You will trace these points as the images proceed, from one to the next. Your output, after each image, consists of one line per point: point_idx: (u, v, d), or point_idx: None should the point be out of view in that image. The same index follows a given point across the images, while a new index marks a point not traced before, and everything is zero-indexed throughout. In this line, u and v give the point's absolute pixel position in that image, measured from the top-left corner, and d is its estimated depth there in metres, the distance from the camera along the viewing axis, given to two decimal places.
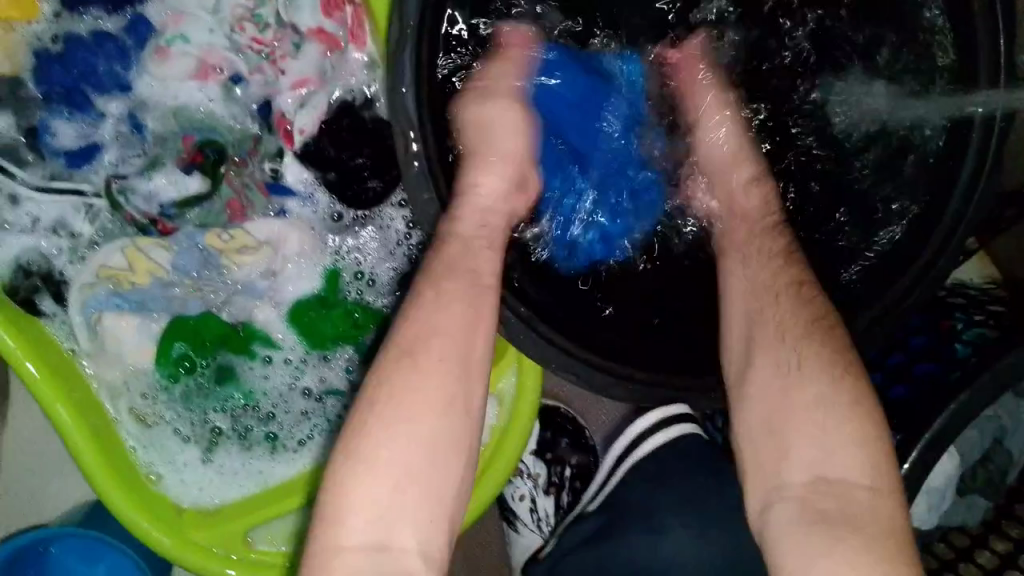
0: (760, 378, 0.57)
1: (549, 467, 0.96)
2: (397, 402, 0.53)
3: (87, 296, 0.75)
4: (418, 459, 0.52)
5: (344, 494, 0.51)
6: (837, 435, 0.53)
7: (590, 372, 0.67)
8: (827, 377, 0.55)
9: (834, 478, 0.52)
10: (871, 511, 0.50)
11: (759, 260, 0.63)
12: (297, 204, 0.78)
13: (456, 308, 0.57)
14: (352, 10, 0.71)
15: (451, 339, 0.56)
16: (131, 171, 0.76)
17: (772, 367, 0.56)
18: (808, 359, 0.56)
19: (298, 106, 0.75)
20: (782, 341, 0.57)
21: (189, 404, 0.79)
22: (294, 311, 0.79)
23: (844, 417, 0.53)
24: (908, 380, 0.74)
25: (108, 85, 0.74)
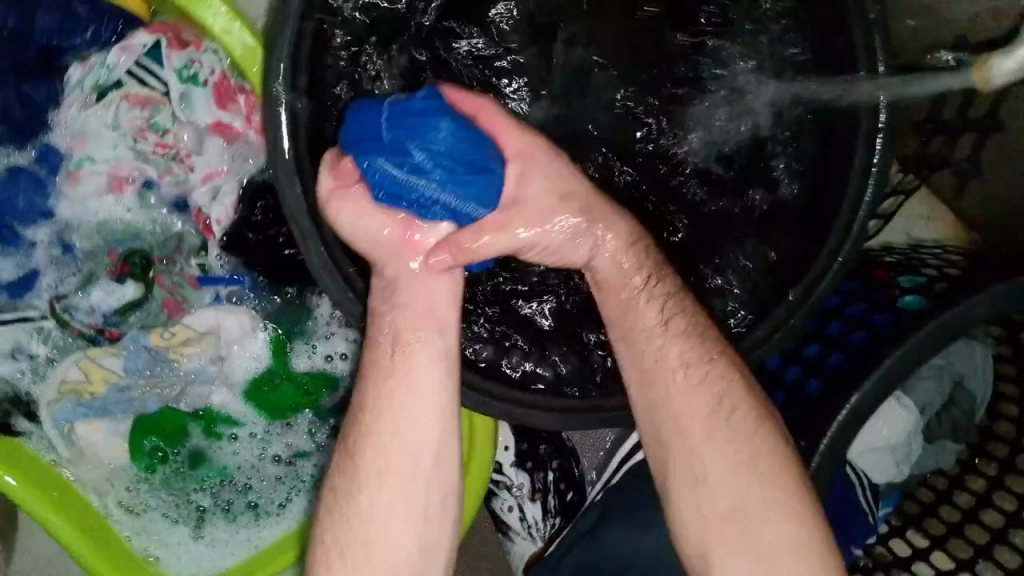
0: (685, 467, 0.62)
1: (531, 475, 0.98)
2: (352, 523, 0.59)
3: (55, 410, 0.79)
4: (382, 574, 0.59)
5: None
6: (772, 529, 0.59)
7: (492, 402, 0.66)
8: (737, 476, 0.60)
9: None
10: None
11: (662, 375, 0.64)
12: (228, 288, 0.81)
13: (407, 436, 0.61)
14: (245, 97, 0.76)
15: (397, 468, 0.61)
16: (70, 288, 0.80)
17: (701, 461, 0.62)
18: (719, 454, 0.61)
19: (211, 198, 0.78)
20: (693, 439, 0.62)
21: (171, 489, 0.83)
22: (247, 388, 0.83)
23: (761, 496, 0.60)
24: (842, 349, 0.71)
25: (31, 216, 0.78)
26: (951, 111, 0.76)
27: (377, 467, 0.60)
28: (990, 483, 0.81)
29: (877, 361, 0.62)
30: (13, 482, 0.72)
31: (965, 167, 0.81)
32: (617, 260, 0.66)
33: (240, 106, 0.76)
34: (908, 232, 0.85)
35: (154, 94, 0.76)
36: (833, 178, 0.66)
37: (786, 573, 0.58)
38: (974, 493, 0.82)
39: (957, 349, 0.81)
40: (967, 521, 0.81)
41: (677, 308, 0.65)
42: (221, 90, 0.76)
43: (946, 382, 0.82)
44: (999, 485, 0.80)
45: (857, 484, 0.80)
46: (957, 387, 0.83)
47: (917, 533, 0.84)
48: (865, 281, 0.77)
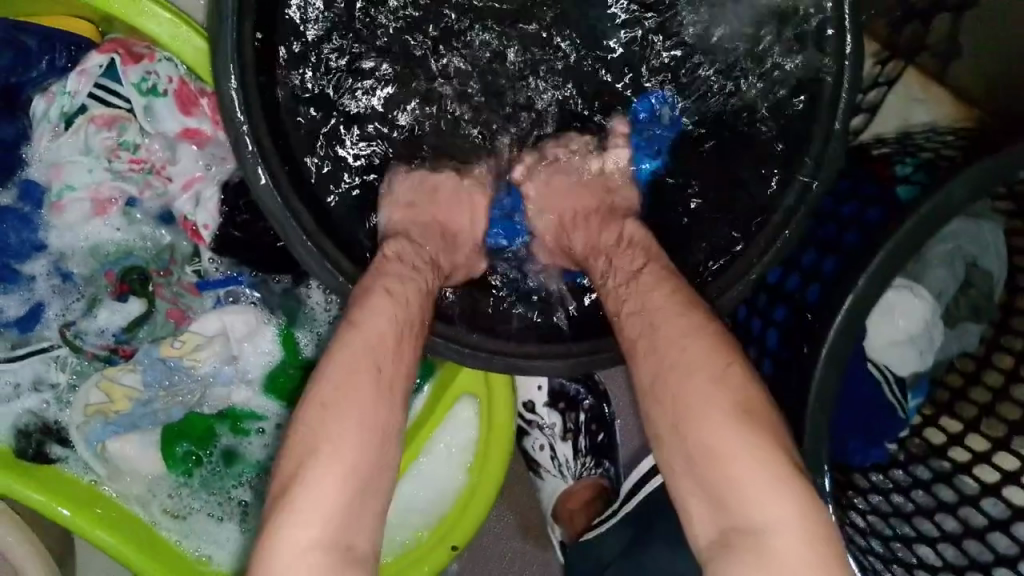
0: (647, 399, 0.57)
1: (563, 415, 0.98)
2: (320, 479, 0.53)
3: (86, 432, 0.81)
4: (332, 533, 0.51)
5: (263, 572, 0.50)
6: (729, 431, 0.52)
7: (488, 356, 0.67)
8: (704, 391, 0.54)
9: (747, 520, 0.49)
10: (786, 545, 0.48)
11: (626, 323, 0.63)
12: (231, 290, 0.82)
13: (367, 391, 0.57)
14: (207, 99, 0.77)
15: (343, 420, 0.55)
16: (77, 313, 0.82)
17: (667, 384, 0.56)
18: (678, 374, 0.56)
19: (194, 205, 0.80)
20: (659, 364, 0.57)
21: (211, 489, 0.85)
22: (264, 381, 0.85)
23: (721, 412, 0.53)
24: (835, 252, 0.70)
25: (26, 252, 0.79)
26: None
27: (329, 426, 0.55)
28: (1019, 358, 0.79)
29: (871, 254, 0.62)
30: (67, 513, 0.75)
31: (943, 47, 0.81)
32: (595, 241, 0.72)
33: (205, 108, 0.78)
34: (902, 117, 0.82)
35: (118, 113, 0.78)
36: (806, 83, 0.67)
37: (755, 494, 0.50)
38: (1003, 370, 0.80)
39: (968, 231, 0.80)
40: (1000, 399, 0.79)
41: (635, 263, 0.66)
42: (182, 95, 0.77)
43: (959, 266, 0.82)
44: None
45: (883, 382, 0.81)
46: (972, 269, 0.82)
47: (950, 419, 0.82)
48: (861, 176, 0.76)
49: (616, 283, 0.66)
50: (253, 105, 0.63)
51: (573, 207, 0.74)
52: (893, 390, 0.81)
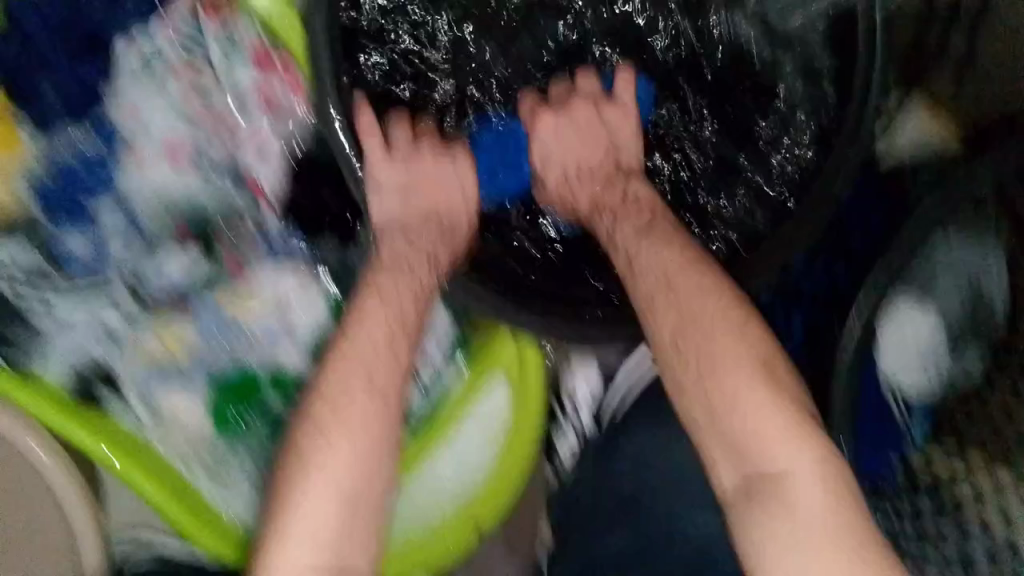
0: (670, 361, 0.62)
1: (597, 411, 0.89)
2: (337, 438, 0.63)
3: (134, 376, 0.82)
4: (352, 484, 0.61)
5: (292, 521, 0.59)
6: (752, 387, 0.58)
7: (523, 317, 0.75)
8: (737, 359, 0.59)
9: (774, 472, 0.54)
10: (804, 496, 0.53)
11: (639, 282, 0.67)
12: (287, 246, 0.84)
13: (379, 340, 0.69)
14: (285, 61, 0.78)
15: (372, 359, 0.67)
16: (138, 257, 0.84)
17: (701, 334, 0.62)
18: (714, 330, 0.61)
19: (259, 160, 0.81)
20: (698, 320, 0.62)
21: (257, 458, 0.83)
22: (314, 343, 0.85)
23: (756, 376, 0.58)
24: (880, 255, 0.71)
25: (97, 191, 0.82)
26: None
27: (360, 368, 0.66)
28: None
29: None
30: (109, 458, 0.73)
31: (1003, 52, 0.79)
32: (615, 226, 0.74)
33: (280, 70, 0.79)
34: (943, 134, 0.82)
35: (195, 66, 0.80)
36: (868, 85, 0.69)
37: (784, 451, 0.55)
38: None
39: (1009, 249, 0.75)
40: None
41: (642, 218, 0.73)
42: (258, 55, 0.78)
43: (1003, 289, 0.75)
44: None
45: (891, 399, 0.79)
46: (1017, 293, 0.75)
47: (975, 453, 0.76)
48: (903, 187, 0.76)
49: (667, 260, 0.67)
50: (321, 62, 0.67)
51: (568, 161, 0.79)
52: (899, 405, 0.78)
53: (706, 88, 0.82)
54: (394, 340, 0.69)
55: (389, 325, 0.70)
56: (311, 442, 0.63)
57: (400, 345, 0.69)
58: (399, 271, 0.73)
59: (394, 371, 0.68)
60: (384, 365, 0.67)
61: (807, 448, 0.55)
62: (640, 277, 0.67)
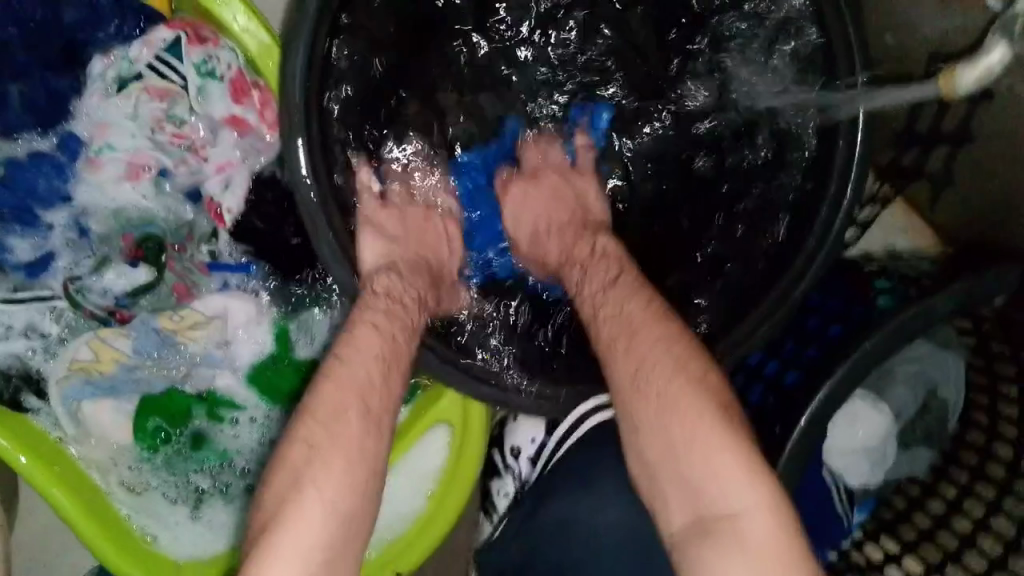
0: (633, 401, 0.62)
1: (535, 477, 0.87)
2: (331, 453, 0.58)
3: (64, 388, 0.81)
4: (347, 503, 0.57)
5: (282, 529, 0.54)
6: (704, 424, 0.57)
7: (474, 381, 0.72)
8: (685, 402, 0.59)
9: (726, 512, 0.54)
10: (751, 531, 0.52)
11: (613, 330, 0.67)
12: (239, 277, 0.85)
13: (375, 381, 0.65)
14: (260, 92, 0.81)
15: (353, 395, 0.62)
16: (84, 271, 0.83)
17: (657, 384, 0.61)
18: (664, 378, 0.61)
19: (223, 188, 0.82)
20: (655, 370, 0.62)
21: (173, 470, 0.85)
22: (252, 372, 0.86)
23: (706, 421, 0.58)
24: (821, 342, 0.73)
25: (51, 199, 0.81)
26: (926, 122, 0.78)
27: (346, 399, 0.62)
28: (988, 507, 0.76)
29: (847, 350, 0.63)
30: (24, 460, 0.74)
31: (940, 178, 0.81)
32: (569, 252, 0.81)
33: (254, 102, 0.81)
34: (883, 241, 0.87)
35: (172, 89, 0.80)
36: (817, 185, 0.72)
37: (735, 489, 0.54)
38: (949, 499, 0.79)
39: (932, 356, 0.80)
40: (938, 527, 0.78)
41: (609, 275, 0.74)
42: (236, 84, 0.80)
43: (922, 391, 0.80)
44: (934, 489, 0.80)
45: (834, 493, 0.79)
46: (933, 395, 0.80)
47: (890, 538, 0.79)
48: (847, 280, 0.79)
49: (635, 313, 0.67)
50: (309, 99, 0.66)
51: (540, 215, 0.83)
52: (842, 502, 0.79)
53: (667, 172, 0.86)
54: (388, 377, 0.65)
55: (380, 360, 0.66)
56: (303, 457, 0.58)
57: (393, 383, 0.66)
58: (382, 317, 0.68)
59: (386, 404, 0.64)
60: (371, 396, 0.63)
61: (758, 489, 0.54)
62: (597, 322, 0.70)
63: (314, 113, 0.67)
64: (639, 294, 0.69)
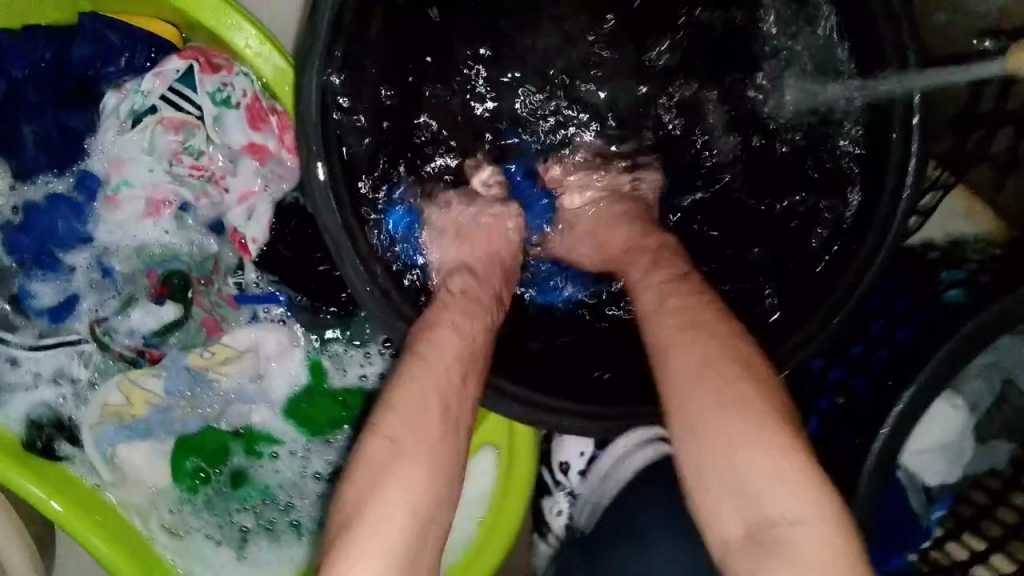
0: (685, 399, 0.52)
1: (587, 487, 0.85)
2: (410, 460, 0.51)
3: (97, 433, 0.80)
4: (429, 506, 0.50)
5: (352, 541, 0.47)
6: (742, 401, 0.50)
7: (514, 403, 0.64)
8: (724, 379, 0.52)
9: (775, 523, 0.46)
10: (808, 546, 0.44)
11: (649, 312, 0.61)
12: (267, 307, 0.81)
13: (452, 378, 0.57)
14: (277, 117, 0.77)
15: (445, 392, 0.56)
16: (110, 312, 0.81)
17: (704, 385, 0.51)
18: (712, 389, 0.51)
19: (246, 218, 0.79)
20: (688, 345, 0.55)
21: (214, 510, 0.83)
22: (288, 406, 0.83)
23: (753, 424, 0.48)
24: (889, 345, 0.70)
25: (71, 241, 0.79)
26: (988, 101, 0.74)
27: (429, 401, 0.55)
28: None
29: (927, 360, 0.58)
30: (58, 507, 0.72)
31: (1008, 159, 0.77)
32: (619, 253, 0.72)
33: (273, 126, 0.77)
34: (940, 231, 0.81)
35: (186, 118, 0.77)
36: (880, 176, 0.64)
37: (785, 502, 0.46)
38: None
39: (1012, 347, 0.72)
40: None
41: (643, 264, 0.67)
42: (253, 110, 0.76)
43: (995, 382, 0.75)
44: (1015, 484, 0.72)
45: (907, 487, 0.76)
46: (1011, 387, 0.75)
47: (974, 535, 0.73)
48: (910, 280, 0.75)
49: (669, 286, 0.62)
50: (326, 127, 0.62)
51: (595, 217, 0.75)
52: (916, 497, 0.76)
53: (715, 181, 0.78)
54: (467, 382, 0.58)
55: (462, 360, 0.59)
56: (381, 460, 0.51)
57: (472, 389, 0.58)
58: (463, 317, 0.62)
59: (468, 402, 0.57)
60: (453, 396, 0.56)
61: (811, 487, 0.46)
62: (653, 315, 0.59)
63: (334, 142, 0.63)
64: (701, 297, 0.59)
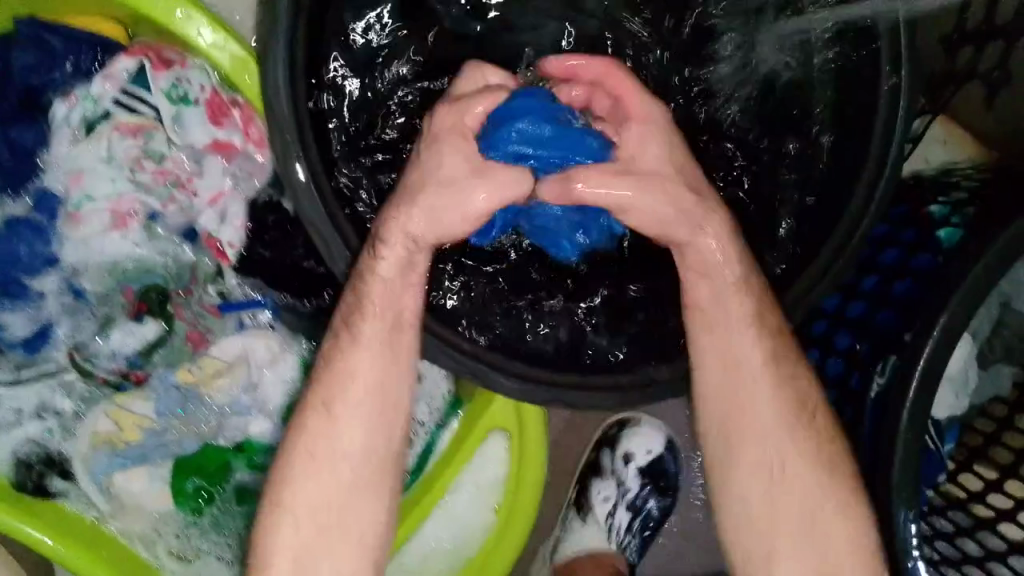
0: (738, 416, 0.59)
1: (642, 489, 0.88)
2: (336, 424, 0.57)
3: (89, 464, 0.76)
4: (364, 458, 0.58)
5: (290, 491, 0.57)
6: (778, 410, 0.59)
7: (494, 375, 0.60)
8: (774, 384, 0.59)
9: (810, 515, 0.57)
10: (829, 537, 0.57)
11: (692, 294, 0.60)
12: (254, 312, 0.77)
13: (389, 340, 0.58)
14: (240, 110, 0.73)
15: (374, 358, 0.58)
16: (88, 334, 0.76)
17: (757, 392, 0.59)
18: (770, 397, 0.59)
19: (219, 221, 0.75)
20: (736, 353, 0.59)
21: (221, 530, 0.78)
22: (288, 413, 0.78)
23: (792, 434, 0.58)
24: (908, 273, 0.66)
25: (38, 266, 0.74)
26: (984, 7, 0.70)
27: (368, 374, 0.58)
28: None
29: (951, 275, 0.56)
30: (50, 541, 0.68)
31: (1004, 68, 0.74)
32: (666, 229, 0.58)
33: (237, 120, 0.73)
34: (924, 160, 0.82)
35: (144, 121, 0.73)
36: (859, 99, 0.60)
37: (815, 494, 0.58)
38: None
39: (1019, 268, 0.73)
40: None
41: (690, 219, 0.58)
42: (213, 104, 0.72)
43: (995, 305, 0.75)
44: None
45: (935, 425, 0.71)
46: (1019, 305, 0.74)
47: (985, 464, 0.72)
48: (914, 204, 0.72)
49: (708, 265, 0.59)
50: (298, 115, 0.58)
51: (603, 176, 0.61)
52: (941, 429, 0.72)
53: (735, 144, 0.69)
54: (406, 338, 0.58)
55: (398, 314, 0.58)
56: (312, 423, 0.58)
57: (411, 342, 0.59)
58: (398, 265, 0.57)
59: (407, 359, 0.59)
60: (383, 357, 0.58)
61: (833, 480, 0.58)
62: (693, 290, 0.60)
63: (306, 127, 0.58)
64: (733, 291, 0.59)
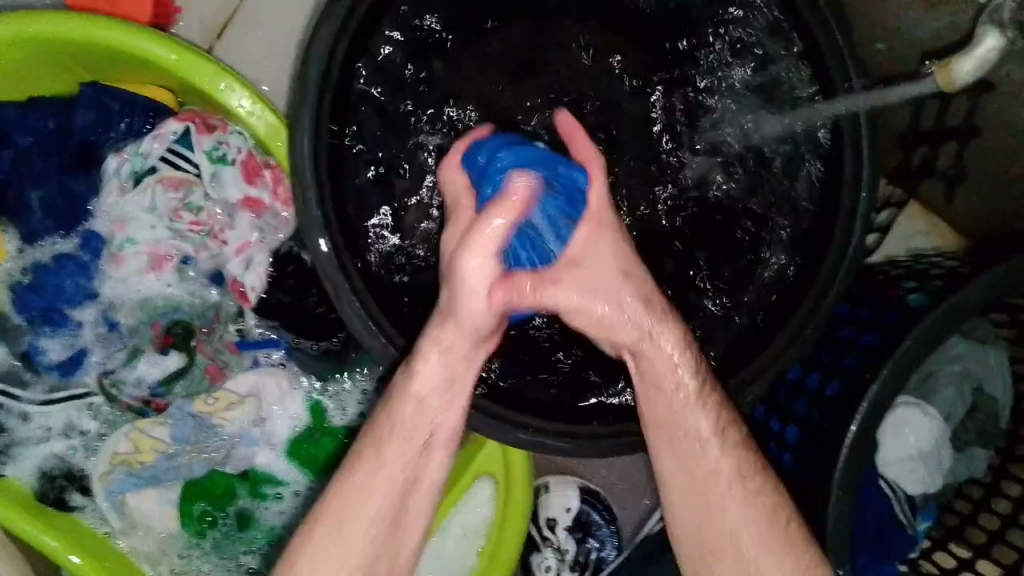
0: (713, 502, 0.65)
1: (578, 545, 0.93)
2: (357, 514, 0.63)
3: (107, 483, 0.83)
4: (379, 548, 0.64)
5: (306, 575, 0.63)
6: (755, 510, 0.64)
7: (511, 431, 0.65)
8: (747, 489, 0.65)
9: None
10: None
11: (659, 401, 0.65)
12: (268, 351, 0.85)
13: (419, 444, 0.65)
14: (270, 172, 0.82)
15: (403, 458, 0.64)
16: (117, 363, 0.84)
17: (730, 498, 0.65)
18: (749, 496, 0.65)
19: (244, 267, 0.82)
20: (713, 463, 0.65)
21: (221, 551, 0.86)
22: (291, 447, 0.86)
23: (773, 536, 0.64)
24: (854, 350, 0.72)
25: (78, 299, 0.83)
26: (929, 120, 0.77)
27: (394, 473, 0.64)
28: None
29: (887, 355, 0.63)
30: (77, 560, 0.76)
31: (955, 171, 0.82)
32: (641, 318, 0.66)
33: (267, 181, 0.82)
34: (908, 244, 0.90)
35: (184, 176, 0.81)
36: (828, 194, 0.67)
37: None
38: (1010, 497, 0.78)
39: (974, 354, 0.78)
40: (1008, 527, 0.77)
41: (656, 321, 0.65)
42: (247, 165, 0.81)
43: (967, 391, 0.79)
44: (997, 490, 0.80)
45: (892, 498, 0.78)
46: (979, 393, 0.80)
47: (961, 545, 0.81)
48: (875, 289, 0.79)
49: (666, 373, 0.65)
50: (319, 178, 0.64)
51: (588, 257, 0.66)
52: (902, 506, 0.78)
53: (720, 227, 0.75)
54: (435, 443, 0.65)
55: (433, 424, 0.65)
56: (340, 506, 0.64)
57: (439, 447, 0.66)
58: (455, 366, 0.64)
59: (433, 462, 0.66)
60: (410, 458, 0.65)
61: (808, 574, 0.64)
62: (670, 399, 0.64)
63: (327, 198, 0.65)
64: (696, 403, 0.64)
